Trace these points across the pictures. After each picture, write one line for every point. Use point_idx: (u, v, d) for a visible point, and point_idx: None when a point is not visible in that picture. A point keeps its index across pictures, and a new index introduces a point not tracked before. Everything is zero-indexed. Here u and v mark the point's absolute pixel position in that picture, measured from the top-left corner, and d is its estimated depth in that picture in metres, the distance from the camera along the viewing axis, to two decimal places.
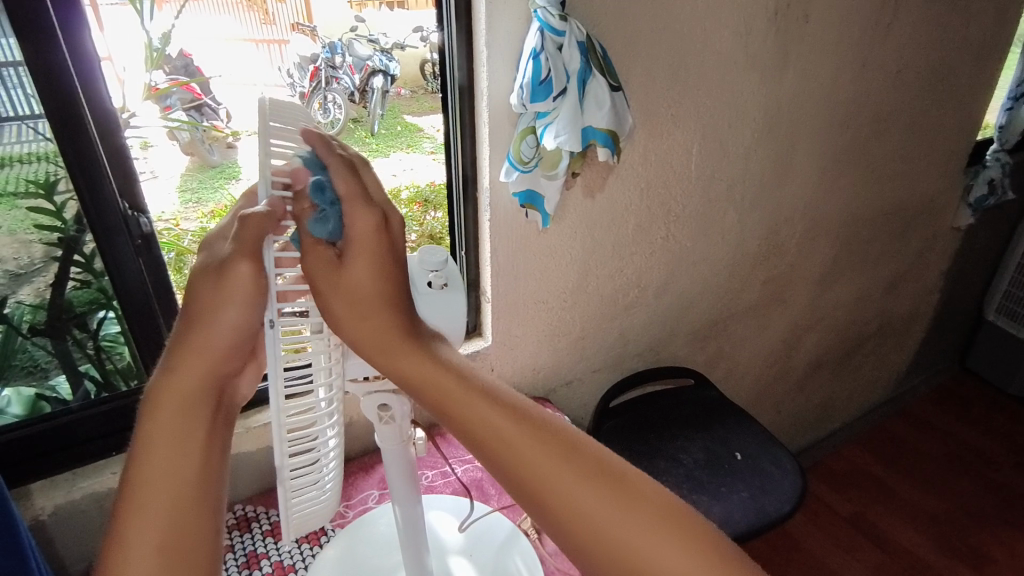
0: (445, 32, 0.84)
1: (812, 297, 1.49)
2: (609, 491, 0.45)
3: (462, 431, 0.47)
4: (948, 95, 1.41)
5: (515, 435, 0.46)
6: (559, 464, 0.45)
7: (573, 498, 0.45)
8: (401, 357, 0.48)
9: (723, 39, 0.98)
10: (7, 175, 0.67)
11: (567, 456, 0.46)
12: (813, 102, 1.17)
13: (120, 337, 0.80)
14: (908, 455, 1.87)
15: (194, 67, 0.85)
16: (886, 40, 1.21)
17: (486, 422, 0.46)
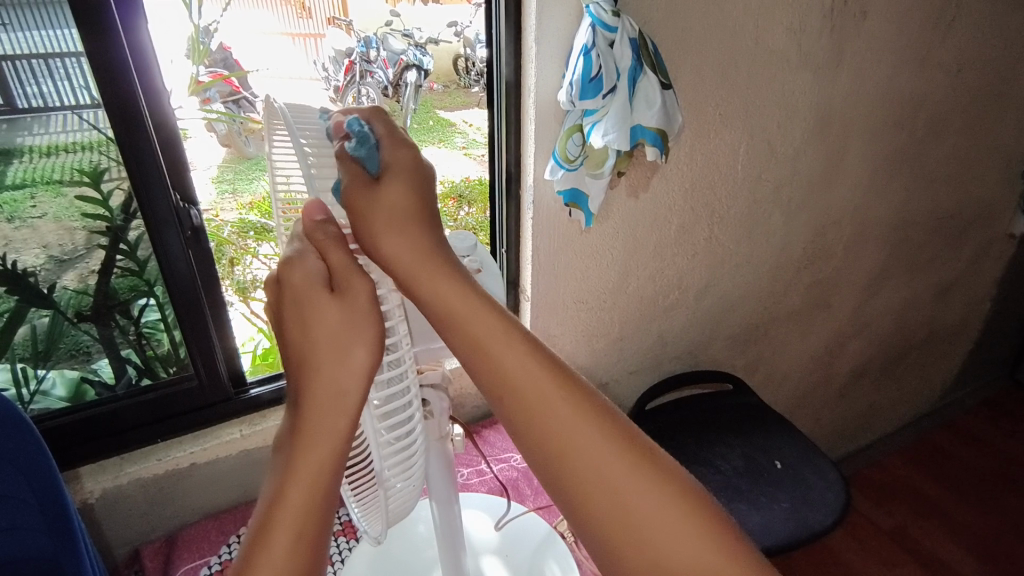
0: (492, 27, 0.83)
1: (857, 303, 1.45)
2: (670, 513, 0.44)
3: (534, 431, 0.46)
4: (1009, 96, 1.35)
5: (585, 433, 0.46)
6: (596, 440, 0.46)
7: (632, 513, 0.44)
8: (482, 340, 0.47)
9: (776, 36, 0.95)
10: (58, 163, 0.68)
11: (636, 470, 0.45)
12: (867, 102, 1.13)
13: (160, 324, 0.81)
14: (951, 468, 1.81)
15: (232, 60, 0.92)
16: (946, 38, 1.16)
17: (559, 423, 0.46)
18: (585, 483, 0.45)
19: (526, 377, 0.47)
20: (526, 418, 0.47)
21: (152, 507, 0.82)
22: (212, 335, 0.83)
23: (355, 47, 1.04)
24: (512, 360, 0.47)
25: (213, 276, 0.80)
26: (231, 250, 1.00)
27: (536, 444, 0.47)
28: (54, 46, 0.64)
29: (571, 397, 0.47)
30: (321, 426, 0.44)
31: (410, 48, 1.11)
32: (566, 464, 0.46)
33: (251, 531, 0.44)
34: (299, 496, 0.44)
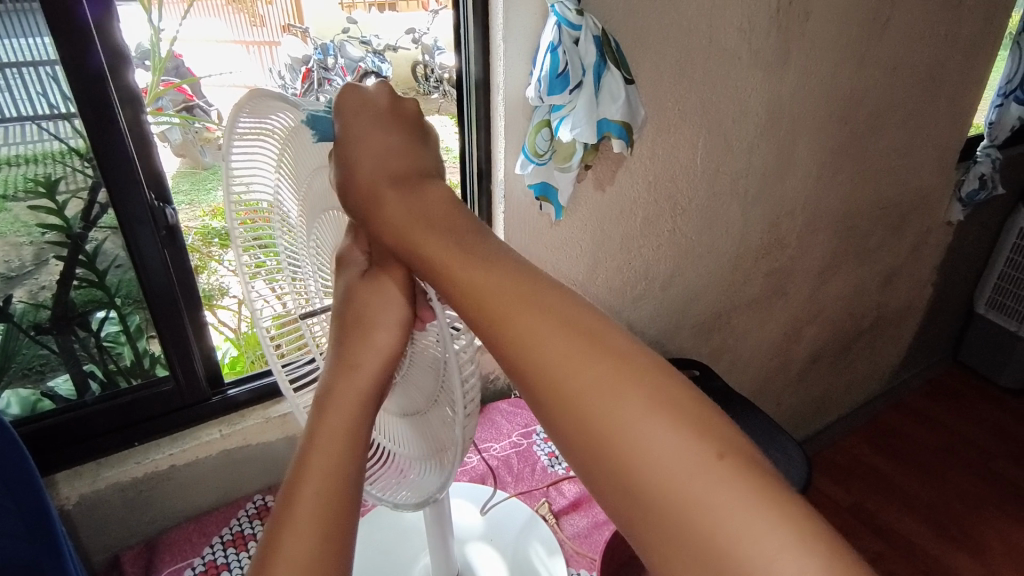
0: (461, 25, 0.86)
1: (812, 290, 1.52)
2: (694, 463, 0.44)
3: (578, 404, 0.47)
4: (942, 90, 1.45)
5: (627, 401, 0.46)
6: (641, 404, 0.46)
7: (632, 452, 0.45)
8: (521, 313, 0.50)
9: (728, 35, 1.00)
10: (11, 173, 0.68)
11: (650, 403, 0.46)
12: (814, 98, 1.20)
13: (121, 337, 0.80)
14: (905, 446, 1.90)
15: (184, 69, 0.90)
16: (883, 37, 1.24)
17: (556, 365, 0.48)
18: (587, 423, 0.47)
19: (568, 345, 0.49)
20: (523, 357, 0.49)
21: (129, 512, 0.81)
22: (191, 337, 0.83)
23: (312, 54, 0.98)
24: (508, 309, 0.50)
25: (188, 277, 0.80)
26: (195, 258, 0.99)
27: (581, 421, 0.47)
28: (27, 55, 0.64)
29: (564, 343, 0.49)
30: (352, 394, 0.50)
31: (368, 54, 1.01)
32: (566, 406, 0.48)
33: (284, 482, 0.47)
34: (333, 452, 0.48)
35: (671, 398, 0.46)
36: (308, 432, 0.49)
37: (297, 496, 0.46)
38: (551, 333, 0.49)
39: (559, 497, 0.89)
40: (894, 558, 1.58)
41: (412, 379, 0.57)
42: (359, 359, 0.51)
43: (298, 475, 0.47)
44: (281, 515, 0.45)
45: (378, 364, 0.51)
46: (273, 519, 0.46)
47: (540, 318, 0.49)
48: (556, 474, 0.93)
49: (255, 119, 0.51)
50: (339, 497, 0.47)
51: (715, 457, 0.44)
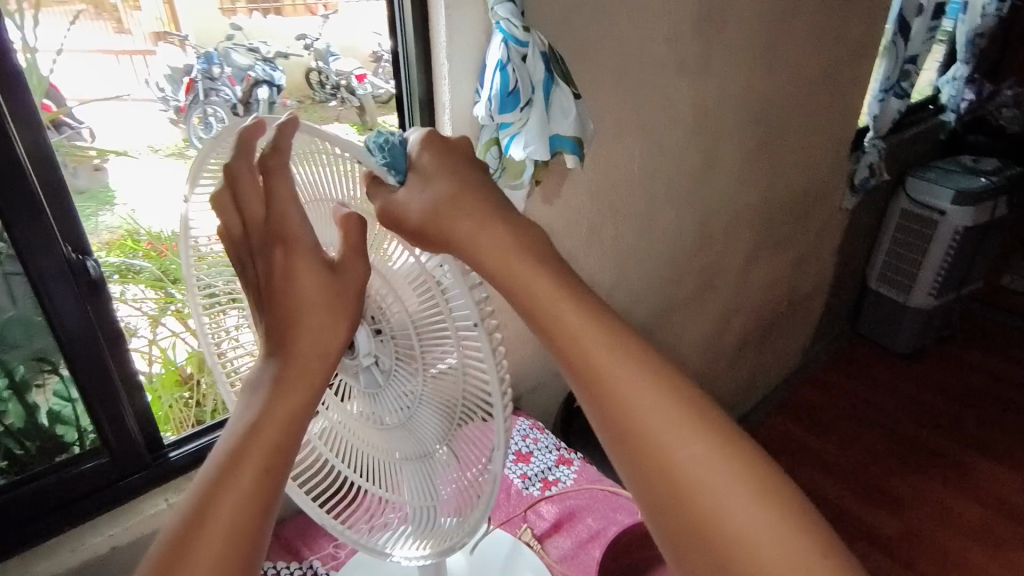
0: (399, 44, 0.83)
1: (737, 281, 1.60)
2: (789, 562, 0.37)
3: (655, 459, 0.40)
4: (836, 88, 1.57)
5: (717, 476, 0.39)
6: (736, 485, 0.39)
7: (716, 512, 0.38)
8: (606, 354, 0.42)
9: (659, 44, 1.03)
10: None
11: (742, 488, 0.39)
12: (733, 101, 1.26)
13: (6, 393, 0.69)
14: (822, 416, 2.06)
15: (54, 89, 0.72)
16: (788, 41, 1.33)
17: (649, 418, 0.41)
18: (669, 459, 0.40)
19: (654, 398, 0.41)
20: (602, 393, 0.42)
21: None
22: (119, 392, 0.73)
23: (195, 63, 0.82)
24: (596, 336, 0.42)
25: (115, 330, 0.70)
26: None
27: (658, 479, 0.40)
28: None
29: (656, 377, 0.42)
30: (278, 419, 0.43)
31: (259, 62, 0.85)
32: (642, 443, 0.40)
33: (190, 498, 0.41)
34: (253, 470, 0.41)
35: (768, 490, 0.39)
36: (240, 430, 0.43)
37: (202, 522, 0.39)
38: (639, 366, 0.42)
39: (539, 520, 0.89)
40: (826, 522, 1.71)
41: (414, 427, 0.53)
42: (289, 382, 0.44)
43: (210, 494, 0.40)
44: (179, 539, 0.39)
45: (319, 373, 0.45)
46: (169, 541, 0.39)
47: (624, 359, 0.42)
48: (532, 496, 0.92)
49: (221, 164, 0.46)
50: (251, 527, 0.40)
51: (820, 550, 0.38)
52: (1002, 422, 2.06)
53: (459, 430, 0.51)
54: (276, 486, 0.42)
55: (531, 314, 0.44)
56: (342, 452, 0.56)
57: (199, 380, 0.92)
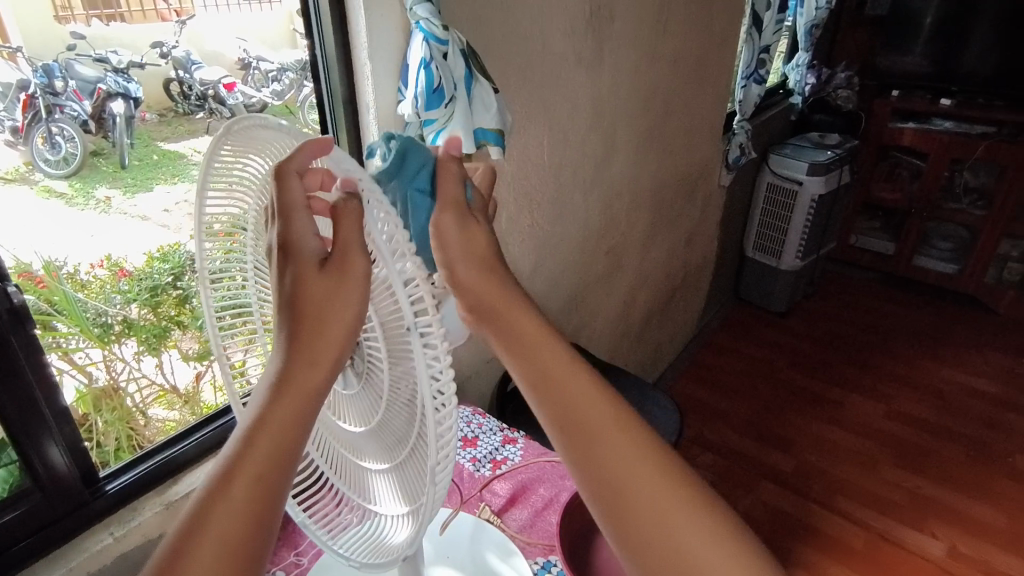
0: (319, 47, 0.84)
1: (639, 259, 1.73)
2: (702, 542, 0.44)
3: (597, 452, 0.47)
4: (708, 76, 1.74)
5: (647, 471, 0.46)
6: (662, 479, 0.46)
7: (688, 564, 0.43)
8: (561, 370, 0.51)
9: (557, 40, 1.10)
10: None
11: (668, 483, 0.46)
12: (624, 91, 1.37)
13: None
14: (720, 376, 2.27)
15: None
16: (665, 35, 1.46)
17: (593, 419, 0.48)
18: (661, 524, 0.44)
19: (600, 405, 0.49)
20: (556, 400, 0.50)
21: None
22: (54, 425, 0.69)
23: (33, 78, 0.76)
24: (607, 419, 0.48)
25: (42, 360, 0.66)
26: None
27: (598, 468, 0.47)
28: None
29: (601, 388, 0.50)
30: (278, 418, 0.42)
31: (108, 73, 0.82)
32: (627, 493, 0.46)
33: (192, 509, 0.39)
34: (250, 478, 0.40)
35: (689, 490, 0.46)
36: (238, 434, 0.41)
37: (202, 530, 0.38)
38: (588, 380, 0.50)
39: (495, 497, 0.91)
40: (733, 469, 1.89)
41: (385, 413, 0.48)
42: (289, 380, 0.43)
43: (209, 502, 0.39)
44: (178, 550, 0.37)
45: (318, 374, 0.44)
46: (165, 552, 0.37)
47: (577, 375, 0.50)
48: (484, 476, 0.95)
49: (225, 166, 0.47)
50: (250, 535, 0.39)
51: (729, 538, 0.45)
52: (865, 362, 2.37)
53: (416, 437, 0.45)
54: (274, 493, 0.41)
55: (540, 379, 0.51)
56: (330, 449, 0.52)
57: (95, 420, 0.85)
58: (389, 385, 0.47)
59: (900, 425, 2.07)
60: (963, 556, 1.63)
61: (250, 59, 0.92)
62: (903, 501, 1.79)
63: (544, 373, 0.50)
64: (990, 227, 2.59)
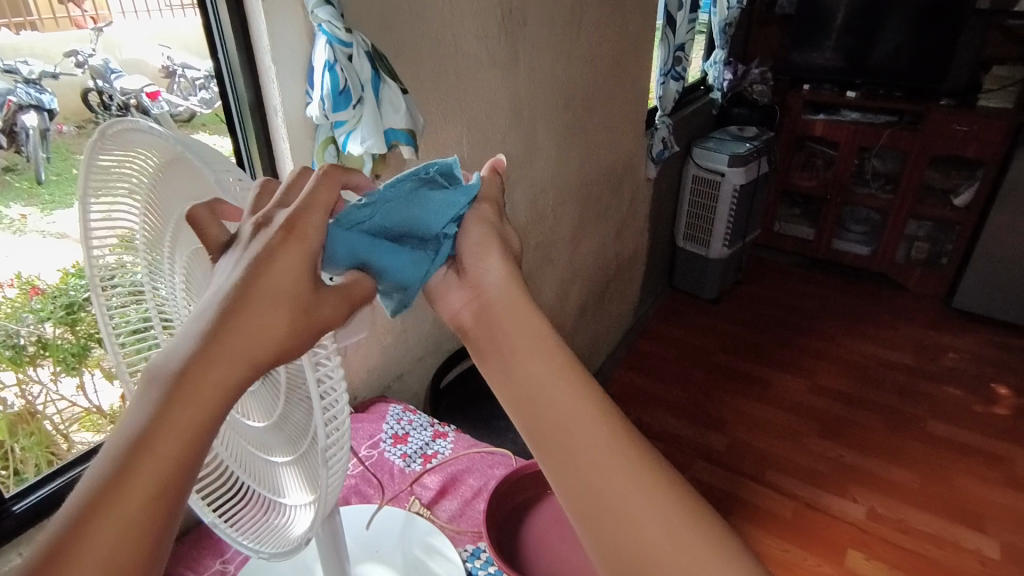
0: (221, 55, 0.85)
1: (570, 253, 1.78)
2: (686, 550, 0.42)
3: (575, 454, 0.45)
4: (626, 74, 1.81)
5: (629, 475, 0.44)
6: (644, 483, 0.44)
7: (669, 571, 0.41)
8: (536, 368, 0.49)
9: (469, 42, 1.14)
10: None
11: (650, 490, 0.44)
12: (542, 90, 1.41)
13: None
14: (656, 363, 2.35)
15: None
16: (580, 35, 1.51)
17: (573, 423, 0.46)
18: (633, 527, 0.43)
19: (579, 405, 0.47)
20: (532, 396, 0.48)
21: None
22: None
23: None
24: (583, 408, 0.47)
25: None
26: None
27: (573, 471, 0.45)
28: None
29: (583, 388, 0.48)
30: (188, 414, 0.36)
31: (20, 84, 0.77)
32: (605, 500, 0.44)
33: (72, 502, 0.35)
34: (152, 479, 0.35)
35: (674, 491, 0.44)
36: (141, 428, 0.36)
37: (87, 531, 0.34)
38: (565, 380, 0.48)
39: (425, 490, 0.93)
40: (670, 451, 1.96)
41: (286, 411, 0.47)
42: (207, 373, 0.37)
43: (97, 500, 0.34)
44: (55, 551, 0.34)
45: (242, 367, 0.38)
46: (43, 548, 0.34)
47: (553, 372, 0.49)
48: (415, 471, 0.97)
49: (113, 164, 0.46)
50: (144, 545, 0.35)
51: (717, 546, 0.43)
52: (790, 342, 2.49)
53: (311, 433, 0.45)
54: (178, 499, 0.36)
55: (519, 377, 0.49)
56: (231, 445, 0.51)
57: (8, 446, 0.82)
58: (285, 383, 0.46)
59: (823, 399, 2.20)
60: (880, 517, 1.75)
61: (175, 67, 0.90)
62: (826, 470, 1.90)
63: (522, 377, 0.49)
64: (897, 209, 2.78)
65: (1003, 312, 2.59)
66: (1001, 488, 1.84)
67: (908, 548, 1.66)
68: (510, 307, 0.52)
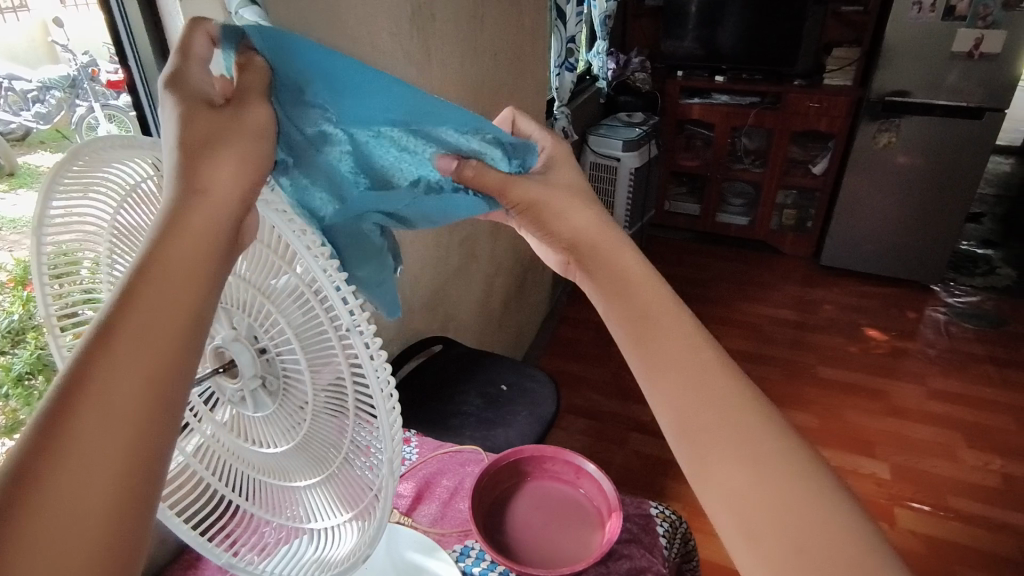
0: (128, 58, 0.84)
1: (491, 247, 1.80)
2: (765, 456, 0.45)
3: (670, 365, 0.49)
4: (526, 66, 1.85)
5: (718, 392, 0.48)
6: (731, 401, 0.47)
7: (752, 471, 0.45)
8: (642, 289, 0.53)
9: (384, 39, 1.11)
10: None
11: (734, 405, 0.47)
12: (454, 87, 1.41)
13: None
14: (579, 345, 2.43)
15: None
16: (484, 29, 1.53)
17: (670, 339, 0.50)
18: (722, 430, 0.46)
19: (677, 326, 0.51)
20: (634, 309, 0.52)
21: None
22: None
23: None
24: (681, 330, 0.50)
25: None
26: None
27: (668, 377, 0.49)
28: None
29: (681, 314, 0.51)
30: (158, 309, 0.33)
31: None
32: (696, 404, 0.48)
33: (38, 415, 0.29)
34: (132, 388, 0.31)
35: (757, 411, 0.47)
36: (106, 329, 0.32)
37: (70, 433, 0.29)
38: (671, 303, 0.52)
39: (401, 499, 0.92)
40: (605, 426, 2.04)
41: (312, 434, 0.47)
42: (168, 269, 0.35)
43: (63, 419, 0.29)
44: (19, 477, 0.27)
45: (202, 272, 0.36)
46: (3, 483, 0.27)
47: (655, 294, 0.53)
48: None
49: (75, 193, 0.42)
50: (129, 465, 0.30)
51: (793, 460, 0.45)
52: (693, 312, 2.69)
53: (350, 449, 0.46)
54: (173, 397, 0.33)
55: (624, 296, 0.53)
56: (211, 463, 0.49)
57: None
58: (315, 398, 0.45)
59: None
60: None
61: None
62: None
63: (637, 300, 0.52)
64: (768, 182, 3.06)
65: (863, 265, 2.95)
66: (882, 417, 2.11)
67: None
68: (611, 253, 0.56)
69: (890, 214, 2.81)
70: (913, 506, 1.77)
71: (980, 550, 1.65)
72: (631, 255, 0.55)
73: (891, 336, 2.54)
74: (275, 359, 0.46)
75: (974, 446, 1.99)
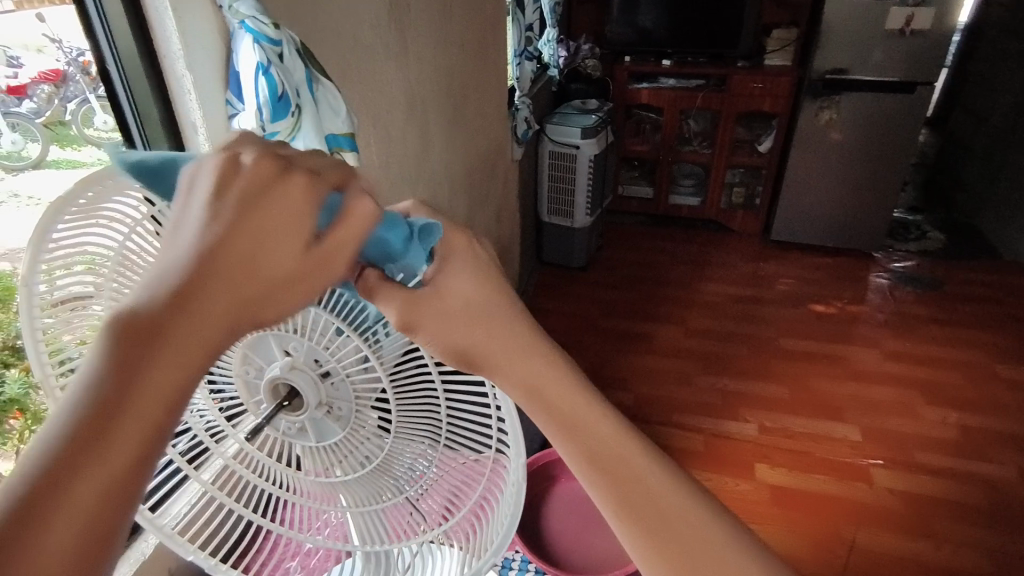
0: (107, 46, 0.79)
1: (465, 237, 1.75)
2: (724, 547, 0.45)
3: (616, 472, 0.45)
4: (490, 55, 1.80)
5: (665, 489, 0.45)
6: (679, 496, 0.46)
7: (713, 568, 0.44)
8: (559, 392, 0.46)
9: (365, 32, 1.05)
10: None
11: (682, 498, 0.46)
12: (429, 81, 1.36)
13: None
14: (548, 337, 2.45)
15: None
16: (451, 19, 1.47)
17: (602, 442, 0.45)
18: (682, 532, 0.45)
19: (607, 430, 0.46)
20: (554, 417, 0.46)
21: None
22: None
23: None
24: (611, 432, 0.46)
25: None
26: None
27: (616, 483, 0.45)
28: None
29: (605, 410, 0.47)
30: (190, 341, 0.33)
31: None
32: (655, 505, 0.45)
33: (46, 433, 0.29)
34: (128, 454, 0.30)
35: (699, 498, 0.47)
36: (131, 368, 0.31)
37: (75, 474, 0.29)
38: (588, 401, 0.47)
39: None
40: None
41: (406, 446, 0.54)
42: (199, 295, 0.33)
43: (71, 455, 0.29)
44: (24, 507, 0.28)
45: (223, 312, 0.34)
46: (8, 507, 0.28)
47: (568, 391, 0.46)
48: None
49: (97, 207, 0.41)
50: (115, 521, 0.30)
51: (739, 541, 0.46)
52: (657, 295, 2.74)
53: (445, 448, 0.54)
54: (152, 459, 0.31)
55: (536, 404, 0.46)
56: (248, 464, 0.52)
57: None
58: (401, 416, 0.52)
59: (697, 339, 2.44)
60: (770, 429, 2.00)
61: None
62: (719, 401, 2.12)
63: (565, 406, 0.46)
64: (716, 162, 3.13)
65: (811, 239, 3.08)
66: (844, 382, 2.21)
67: (797, 449, 1.93)
68: (541, 371, 0.46)
69: (833, 189, 2.94)
70: (885, 465, 1.87)
71: (949, 501, 1.77)
72: (532, 337, 0.48)
73: (843, 304, 2.66)
74: (342, 383, 0.50)
75: (932, 403, 2.12)
